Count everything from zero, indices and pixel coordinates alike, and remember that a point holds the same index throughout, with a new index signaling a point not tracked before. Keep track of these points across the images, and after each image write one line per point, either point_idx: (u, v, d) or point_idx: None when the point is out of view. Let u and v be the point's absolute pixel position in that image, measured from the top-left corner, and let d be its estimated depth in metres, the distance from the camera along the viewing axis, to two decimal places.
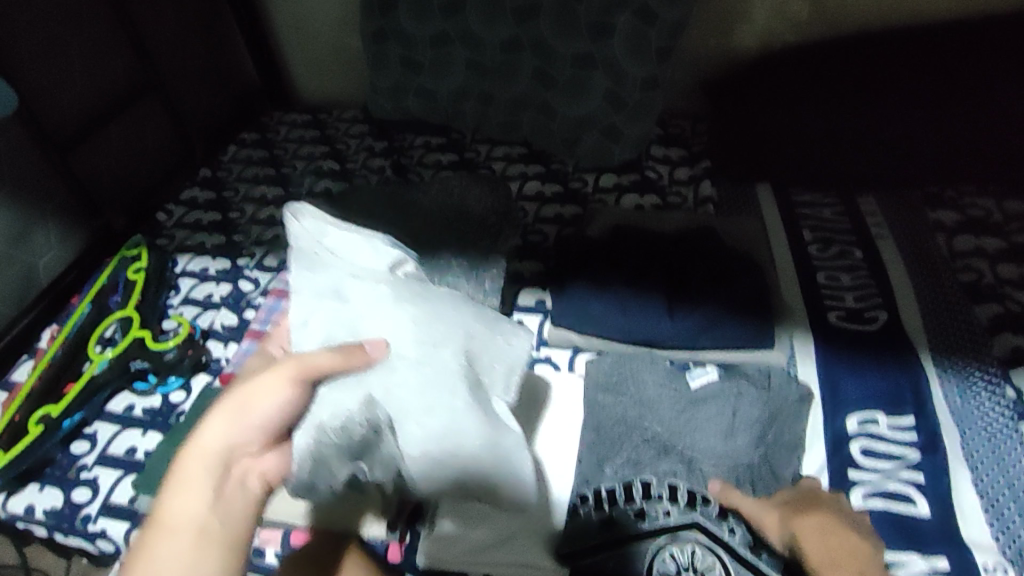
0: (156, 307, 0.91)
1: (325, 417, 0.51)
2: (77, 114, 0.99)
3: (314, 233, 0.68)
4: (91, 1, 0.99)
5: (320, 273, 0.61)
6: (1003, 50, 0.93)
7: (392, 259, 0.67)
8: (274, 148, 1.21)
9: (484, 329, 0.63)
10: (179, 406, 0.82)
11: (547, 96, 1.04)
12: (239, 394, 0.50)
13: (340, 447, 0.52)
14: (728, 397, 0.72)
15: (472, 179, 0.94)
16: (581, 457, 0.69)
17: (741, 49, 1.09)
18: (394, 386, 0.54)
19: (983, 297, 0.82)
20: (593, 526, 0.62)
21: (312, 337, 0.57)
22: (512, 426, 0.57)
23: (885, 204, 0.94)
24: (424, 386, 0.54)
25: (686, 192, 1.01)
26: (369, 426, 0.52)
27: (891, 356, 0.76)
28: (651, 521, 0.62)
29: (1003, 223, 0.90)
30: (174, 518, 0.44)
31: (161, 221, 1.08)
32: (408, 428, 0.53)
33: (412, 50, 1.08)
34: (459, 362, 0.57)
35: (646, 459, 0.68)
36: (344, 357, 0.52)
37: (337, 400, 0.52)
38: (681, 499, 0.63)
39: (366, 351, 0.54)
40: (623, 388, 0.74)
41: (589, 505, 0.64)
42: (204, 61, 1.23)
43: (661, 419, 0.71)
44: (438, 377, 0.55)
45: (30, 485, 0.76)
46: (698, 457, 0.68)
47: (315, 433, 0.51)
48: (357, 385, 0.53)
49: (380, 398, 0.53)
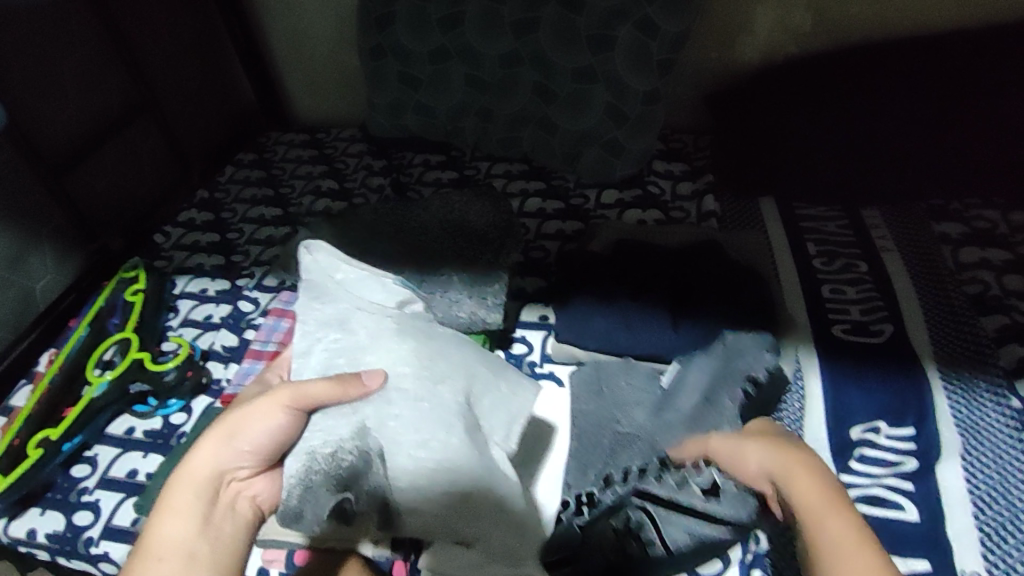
0: (155, 329, 0.90)
1: (315, 443, 0.52)
2: (71, 135, 0.98)
3: (326, 268, 0.69)
4: (83, 19, 0.99)
5: (326, 306, 0.62)
6: (1005, 59, 0.93)
7: (401, 298, 0.67)
8: (273, 168, 1.21)
9: (488, 372, 0.61)
10: (180, 428, 0.81)
11: (547, 110, 1.04)
12: (224, 430, 0.54)
13: (328, 476, 0.51)
14: (694, 385, 0.71)
15: (473, 195, 0.94)
16: (569, 466, 0.68)
17: (741, 62, 1.09)
18: (388, 417, 0.52)
19: (988, 309, 0.80)
20: (570, 531, 0.63)
21: (312, 364, 0.58)
22: (507, 475, 0.55)
23: (889, 216, 0.94)
24: (421, 422, 0.52)
25: (688, 207, 1.01)
26: (360, 454, 0.52)
27: (898, 368, 0.75)
28: (601, 503, 0.64)
29: (1009, 234, 0.89)
30: (162, 544, 0.49)
31: (159, 242, 1.07)
32: (398, 459, 0.51)
33: (411, 66, 1.07)
34: (456, 399, 0.55)
35: (619, 457, 0.68)
36: (340, 387, 0.53)
37: (329, 427, 0.52)
38: (628, 474, 0.66)
39: (363, 382, 0.53)
40: (600, 391, 0.74)
41: (569, 509, 0.65)
42: (200, 79, 1.23)
43: (633, 419, 0.70)
44: (435, 413, 0.53)
45: (31, 509, 0.74)
46: (668, 444, 0.67)
47: (305, 458, 0.51)
48: (351, 413, 0.53)
49: (373, 426, 0.52)
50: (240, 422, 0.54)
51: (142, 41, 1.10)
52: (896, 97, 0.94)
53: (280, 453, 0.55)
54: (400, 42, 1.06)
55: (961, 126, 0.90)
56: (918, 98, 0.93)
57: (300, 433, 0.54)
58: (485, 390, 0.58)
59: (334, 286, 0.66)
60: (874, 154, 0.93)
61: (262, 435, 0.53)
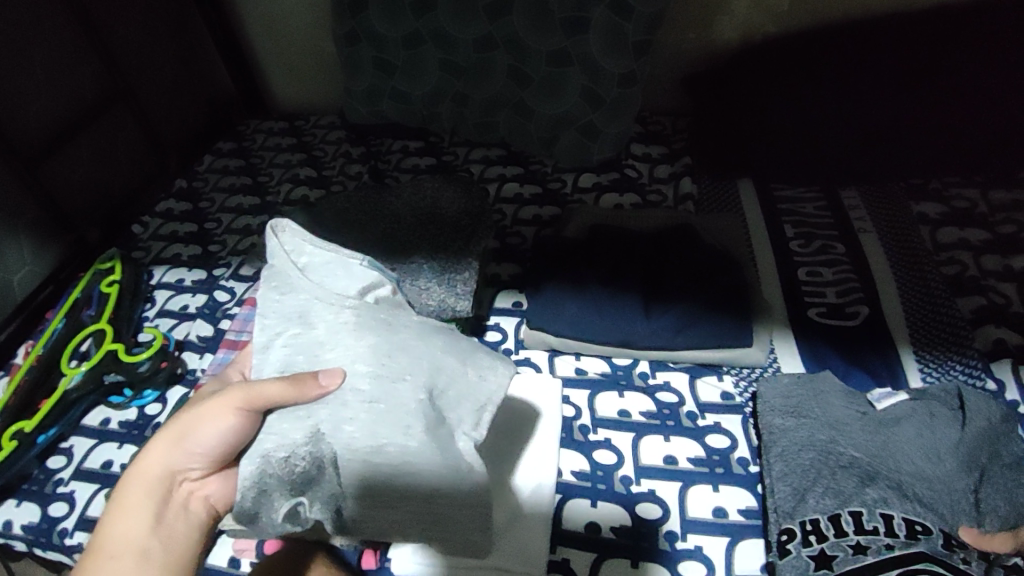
0: (131, 320, 0.91)
1: (269, 446, 0.49)
2: (41, 128, 0.98)
3: (290, 251, 0.63)
4: (53, 11, 0.98)
5: (287, 297, 0.56)
6: (987, 34, 0.91)
7: (368, 286, 0.61)
8: (251, 157, 1.20)
9: (456, 360, 0.56)
10: (155, 418, 0.81)
11: (522, 94, 1.03)
12: (176, 431, 0.54)
13: (283, 481, 0.49)
14: (923, 418, 0.65)
15: (445, 181, 0.94)
16: (779, 488, 0.62)
17: (720, 42, 1.08)
18: (342, 422, 0.49)
19: (967, 290, 0.80)
20: (808, 566, 0.55)
21: (273, 361, 0.55)
22: (475, 467, 0.52)
23: (867, 198, 0.93)
24: (375, 424, 0.49)
25: (666, 190, 1.00)
26: (314, 460, 0.49)
27: (872, 351, 0.74)
28: (875, 552, 0.55)
29: (988, 214, 0.88)
30: (115, 547, 0.49)
31: (137, 233, 1.07)
32: (349, 466, 0.49)
33: (384, 51, 1.06)
34: (414, 397, 0.51)
35: (851, 489, 0.60)
36: (294, 387, 0.50)
37: (285, 430, 0.49)
38: (900, 531, 0.56)
39: (320, 381, 0.50)
40: (806, 410, 0.67)
41: (797, 540, 0.58)
42: (176, 69, 1.23)
43: (855, 443, 0.63)
44: (391, 414, 0.49)
45: (7, 500, 0.75)
46: (906, 480, 0.60)
47: (258, 462, 0.48)
48: (305, 416, 0.50)
49: (326, 432, 0.49)
50: (190, 425, 0.53)
51: (116, 33, 1.09)
52: (877, 76, 0.92)
53: (232, 455, 0.53)
54: (374, 27, 1.04)
55: (941, 104, 0.88)
56: (897, 76, 0.91)
57: (253, 434, 0.52)
58: (441, 367, 0.54)
59: (297, 272, 0.60)
60: (852, 135, 0.91)
61: (211, 440, 0.52)
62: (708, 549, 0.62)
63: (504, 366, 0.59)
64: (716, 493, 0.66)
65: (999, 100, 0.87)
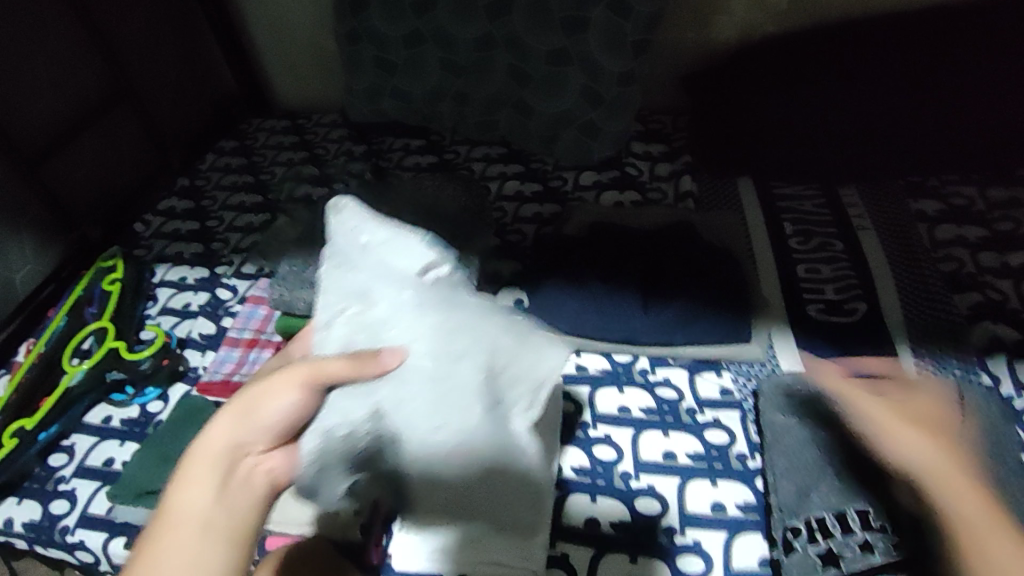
0: (132, 318, 0.91)
1: (331, 423, 0.48)
2: (44, 127, 0.99)
3: (350, 228, 0.59)
4: (56, 11, 0.99)
5: (348, 275, 0.55)
6: (984, 32, 0.91)
7: (423, 263, 0.56)
8: (253, 155, 1.21)
9: (521, 341, 0.54)
10: (156, 416, 0.82)
11: (522, 93, 1.03)
12: (244, 400, 0.44)
13: (343, 453, 0.49)
14: None
15: (446, 179, 0.98)
16: (782, 486, 0.63)
17: (720, 41, 1.08)
18: (403, 401, 0.49)
19: (964, 286, 0.80)
20: (816, 566, 0.58)
21: (336, 338, 0.52)
22: (523, 445, 0.54)
23: (866, 195, 0.93)
24: (437, 403, 0.49)
25: (666, 188, 1.01)
26: (374, 438, 0.50)
27: (869, 347, 0.75)
28: (883, 552, 0.57)
29: (986, 211, 0.89)
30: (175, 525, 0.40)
31: (139, 232, 1.08)
32: (407, 442, 0.50)
33: (385, 50, 1.07)
34: (475, 377, 0.50)
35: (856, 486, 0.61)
36: (355, 365, 0.47)
37: (344, 408, 0.48)
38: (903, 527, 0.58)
39: (381, 359, 0.49)
40: (809, 407, 0.68)
41: (802, 537, 0.60)
42: (178, 68, 1.24)
43: None
44: (452, 392, 0.50)
45: (8, 498, 0.76)
46: None
47: (320, 438, 0.47)
48: (367, 393, 0.49)
49: (388, 410, 0.49)
50: (256, 396, 0.45)
51: (118, 32, 1.10)
52: (875, 74, 0.93)
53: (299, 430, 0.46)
54: (374, 26, 1.05)
55: (939, 102, 0.89)
56: (896, 74, 0.92)
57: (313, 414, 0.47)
58: (503, 349, 0.53)
59: (356, 248, 0.57)
60: (852, 134, 0.92)
61: (279, 413, 0.45)
62: (705, 544, 0.62)
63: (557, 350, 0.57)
64: (715, 488, 0.67)
65: (996, 97, 0.87)
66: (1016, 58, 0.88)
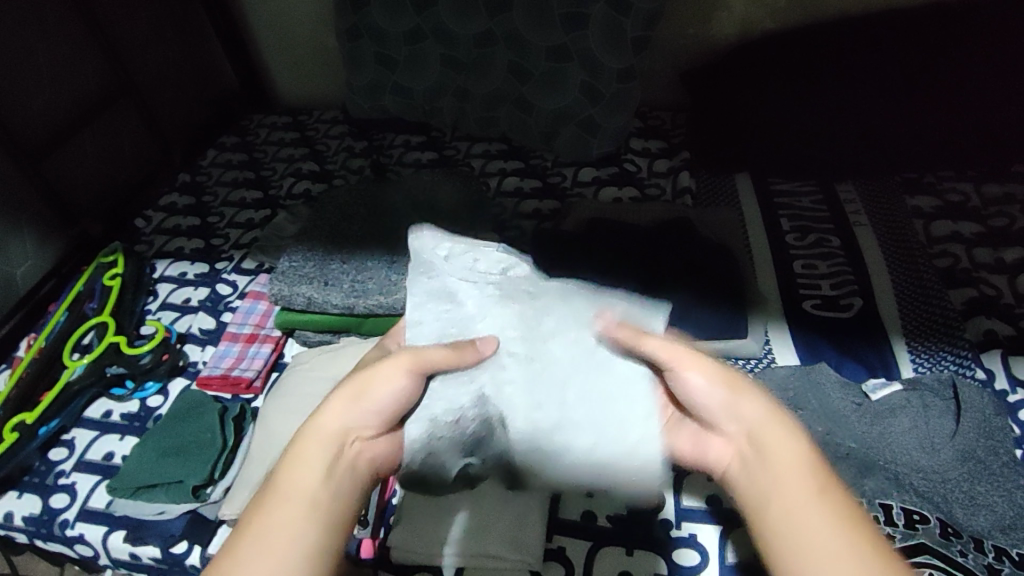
0: (133, 313, 0.92)
1: (438, 410, 0.53)
2: (45, 122, 1.00)
3: (432, 246, 0.63)
4: (57, 7, 1.00)
5: (435, 281, 0.59)
6: (982, 29, 0.92)
7: (503, 264, 0.61)
8: (254, 151, 1.21)
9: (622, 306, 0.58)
10: (156, 410, 0.83)
11: (522, 89, 1.04)
12: (352, 388, 0.51)
13: (453, 440, 0.54)
14: (918, 409, 0.66)
15: (445, 175, 0.97)
16: None
17: (719, 38, 1.09)
18: (503, 383, 0.54)
19: (958, 282, 0.81)
20: None
21: (427, 332, 0.57)
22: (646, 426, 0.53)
23: (863, 191, 0.94)
24: (532, 382, 0.54)
25: (664, 184, 1.01)
26: (482, 419, 0.54)
27: (865, 342, 0.76)
28: (901, 540, 0.56)
29: (981, 208, 0.90)
30: (287, 494, 0.46)
31: (140, 228, 1.08)
32: (517, 423, 0.53)
33: (386, 47, 1.07)
34: (567, 350, 0.55)
35: (851, 480, 0.62)
36: (455, 352, 0.53)
37: (449, 395, 0.53)
38: (899, 520, 0.58)
39: (477, 349, 0.54)
40: (804, 402, 0.68)
41: None
42: (178, 64, 1.24)
43: (851, 434, 0.65)
44: (545, 372, 0.54)
45: (8, 492, 0.77)
46: (905, 471, 0.62)
47: (429, 425, 0.53)
48: (468, 380, 0.54)
49: (490, 394, 0.54)
50: (364, 384, 0.51)
51: (119, 28, 1.11)
52: (873, 71, 0.93)
53: (400, 416, 0.52)
54: (375, 23, 1.06)
55: (936, 99, 0.89)
56: (894, 71, 0.92)
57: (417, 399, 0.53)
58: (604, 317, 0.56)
59: (441, 262, 0.60)
60: (850, 130, 0.92)
61: (386, 400, 0.51)
62: (701, 537, 0.63)
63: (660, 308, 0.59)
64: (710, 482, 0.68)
65: (993, 95, 0.88)
66: (1012, 56, 0.89)
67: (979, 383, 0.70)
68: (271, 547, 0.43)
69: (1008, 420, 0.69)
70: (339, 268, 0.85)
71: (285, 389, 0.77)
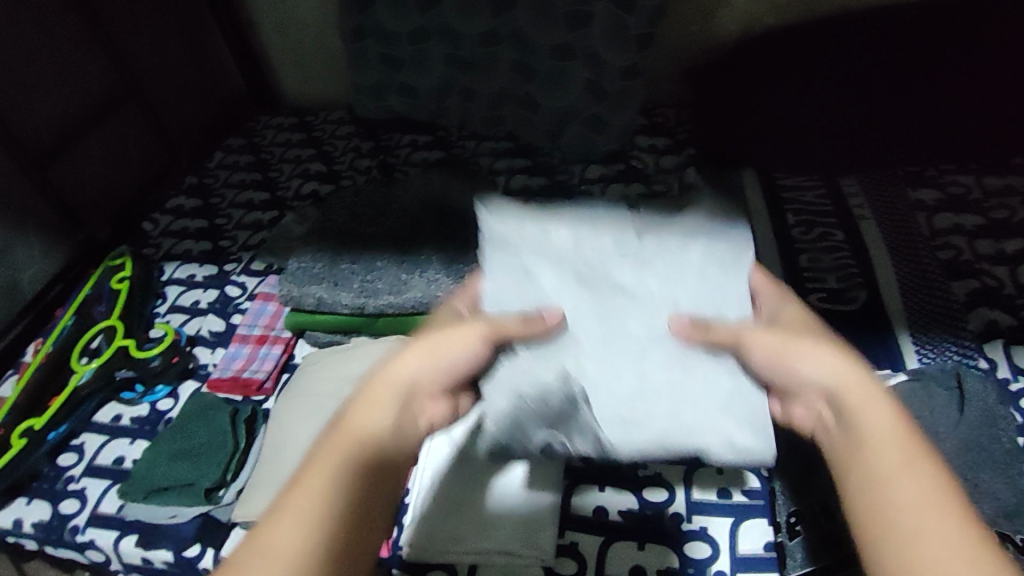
0: (142, 316, 0.93)
1: (522, 385, 0.56)
2: (51, 127, 1.00)
3: (504, 225, 0.62)
4: (60, 10, 1.00)
5: (507, 258, 0.60)
6: (982, 24, 0.93)
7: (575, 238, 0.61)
8: (261, 152, 1.21)
9: (704, 246, 0.61)
10: (167, 413, 0.84)
11: (527, 88, 1.05)
12: (426, 345, 0.53)
13: (539, 413, 0.56)
14: (921, 399, 0.68)
15: (454, 175, 0.98)
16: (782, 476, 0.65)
17: (721, 34, 1.10)
18: (583, 361, 0.56)
19: (961, 273, 0.83)
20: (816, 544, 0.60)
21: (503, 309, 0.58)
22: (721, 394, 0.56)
23: (866, 184, 0.94)
24: (610, 356, 0.57)
25: (670, 180, 1.02)
26: (566, 396, 0.55)
27: (869, 334, 0.78)
28: None
29: (982, 200, 0.92)
30: (350, 436, 0.48)
31: (148, 230, 1.09)
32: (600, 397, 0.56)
33: (391, 46, 1.08)
34: (646, 327, 0.57)
35: None
36: (528, 324, 0.55)
37: (532, 370, 0.56)
38: None
39: (546, 321, 0.56)
40: None
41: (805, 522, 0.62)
42: (187, 68, 1.24)
43: None
44: (624, 346, 0.57)
45: (18, 499, 0.78)
46: None
47: (514, 399, 0.56)
48: (550, 357, 0.56)
49: (574, 372, 0.56)
50: (439, 344, 0.53)
51: (124, 32, 1.10)
52: (874, 66, 0.95)
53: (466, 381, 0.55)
54: (380, 22, 1.06)
55: (937, 94, 0.91)
56: (895, 66, 0.94)
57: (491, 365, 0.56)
58: (690, 275, 0.59)
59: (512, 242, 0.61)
60: (853, 125, 0.93)
61: (458, 363, 0.53)
62: (711, 530, 0.65)
63: (742, 233, 0.62)
64: (720, 476, 0.69)
65: (993, 89, 0.90)
66: (1010, 51, 0.90)
67: (981, 372, 0.72)
68: (329, 481, 0.46)
69: (1010, 408, 0.71)
70: (348, 268, 0.86)
71: (297, 390, 0.78)
